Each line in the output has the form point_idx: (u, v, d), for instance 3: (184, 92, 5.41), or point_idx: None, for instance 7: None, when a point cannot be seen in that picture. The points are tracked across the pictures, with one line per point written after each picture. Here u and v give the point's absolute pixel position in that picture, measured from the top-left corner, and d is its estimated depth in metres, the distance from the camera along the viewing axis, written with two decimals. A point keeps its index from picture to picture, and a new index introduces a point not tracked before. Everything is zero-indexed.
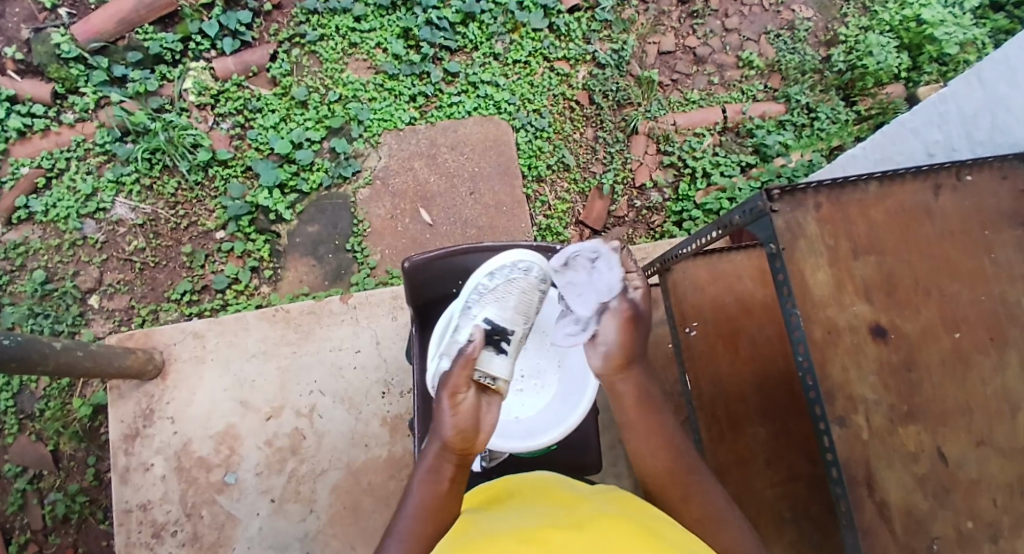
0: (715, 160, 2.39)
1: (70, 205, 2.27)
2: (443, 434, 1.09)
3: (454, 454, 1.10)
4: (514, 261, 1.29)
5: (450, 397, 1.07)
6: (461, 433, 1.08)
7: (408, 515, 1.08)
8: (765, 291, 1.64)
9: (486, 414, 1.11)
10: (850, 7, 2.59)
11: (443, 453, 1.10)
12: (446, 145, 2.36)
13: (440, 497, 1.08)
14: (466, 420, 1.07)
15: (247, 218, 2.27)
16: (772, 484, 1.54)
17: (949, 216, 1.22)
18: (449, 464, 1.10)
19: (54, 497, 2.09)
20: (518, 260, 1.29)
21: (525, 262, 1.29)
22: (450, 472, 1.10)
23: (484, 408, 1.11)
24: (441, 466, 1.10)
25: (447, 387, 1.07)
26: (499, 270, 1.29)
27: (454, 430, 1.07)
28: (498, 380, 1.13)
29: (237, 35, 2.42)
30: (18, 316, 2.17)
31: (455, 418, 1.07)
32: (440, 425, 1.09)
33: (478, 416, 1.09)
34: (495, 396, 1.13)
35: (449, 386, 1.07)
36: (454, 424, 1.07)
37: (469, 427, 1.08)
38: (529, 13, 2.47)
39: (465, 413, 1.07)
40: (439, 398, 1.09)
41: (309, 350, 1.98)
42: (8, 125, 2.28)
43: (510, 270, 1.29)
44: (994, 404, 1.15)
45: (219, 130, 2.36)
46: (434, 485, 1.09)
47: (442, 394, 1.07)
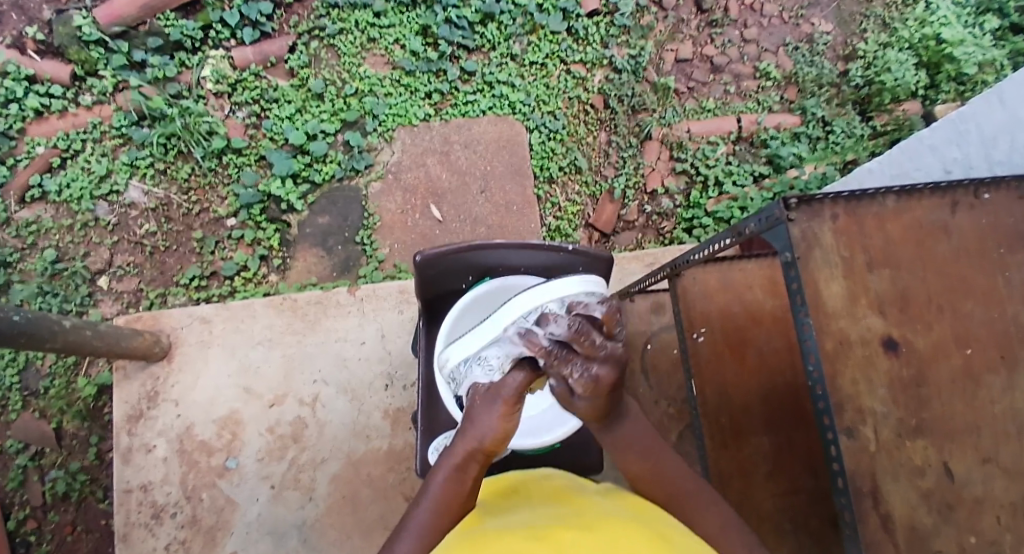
0: (728, 169, 2.39)
1: (84, 185, 2.27)
2: (481, 437, 1.05)
3: (484, 456, 1.07)
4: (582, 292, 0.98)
5: (503, 406, 1.02)
6: (498, 438, 1.06)
7: (425, 513, 1.07)
8: (776, 301, 1.63)
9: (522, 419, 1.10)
10: (870, 23, 2.59)
11: (473, 454, 1.07)
12: (460, 142, 2.36)
13: (461, 496, 1.08)
14: (510, 427, 1.05)
15: (258, 206, 2.28)
16: (774, 496, 1.53)
17: (966, 234, 1.22)
18: (476, 465, 1.08)
19: (54, 475, 2.09)
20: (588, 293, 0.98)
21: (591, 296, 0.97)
22: (474, 474, 1.08)
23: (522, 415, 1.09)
24: (467, 466, 1.08)
25: (503, 395, 1.02)
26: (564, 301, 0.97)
27: (497, 435, 1.05)
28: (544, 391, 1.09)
29: (258, 25, 2.43)
30: (27, 294, 2.17)
31: (500, 424, 1.04)
32: (479, 429, 1.06)
33: (519, 421, 1.06)
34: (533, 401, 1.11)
35: (504, 395, 1.02)
36: (497, 429, 1.05)
37: (508, 433, 1.06)
38: (549, 15, 2.48)
39: (512, 420, 1.05)
40: (487, 402, 1.04)
41: (315, 341, 1.98)
42: (26, 104, 2.29)
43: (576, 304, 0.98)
44: (1003, 423, 1.14)
45: (235, 118, 2.37)
46: (457, 483, 1.08)
47: (497, 402, 1.03)
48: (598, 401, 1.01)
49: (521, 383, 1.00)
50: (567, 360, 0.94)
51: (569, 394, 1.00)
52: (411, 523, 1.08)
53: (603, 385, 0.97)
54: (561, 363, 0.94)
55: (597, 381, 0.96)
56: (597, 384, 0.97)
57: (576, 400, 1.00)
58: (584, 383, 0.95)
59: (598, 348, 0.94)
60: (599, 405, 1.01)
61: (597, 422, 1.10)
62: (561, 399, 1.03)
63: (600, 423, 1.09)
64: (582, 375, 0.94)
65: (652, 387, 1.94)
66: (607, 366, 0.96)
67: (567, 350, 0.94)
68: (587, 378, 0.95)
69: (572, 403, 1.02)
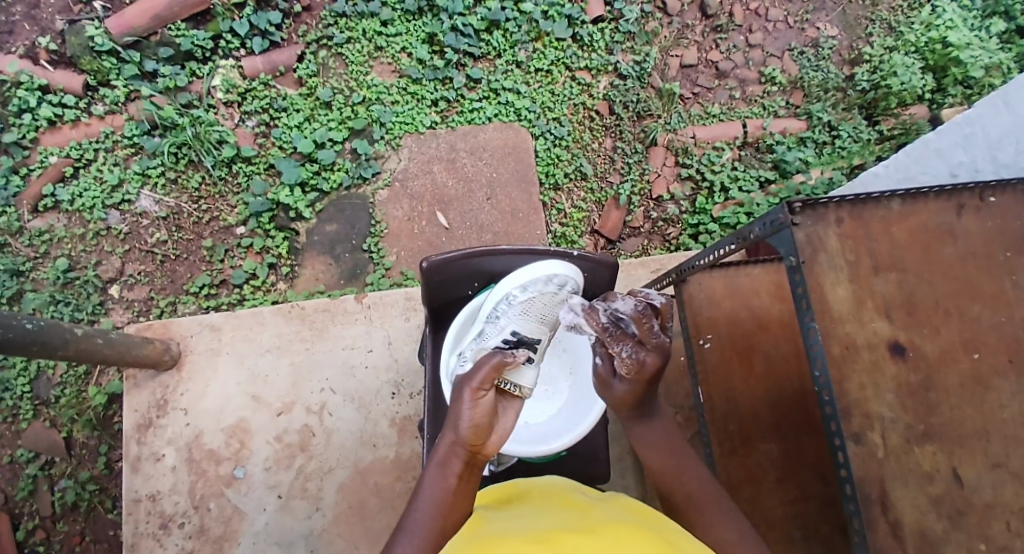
0: (734, 175, 2.39)
1: (96, 195, 2.30)
2: (458, 429, 1.10)
3: (466, 451, 1.11)
4: (548, 275, 1.27)
5: (470, 393, 1.08)
6: (475, 429, 1.10)
7: (420, 511, 1.08)
8: (783, 306, 1.64)
9: (501, 418, 1.14)
10: (876, 26, 2.59)
11: (455, 449, 1.12)
12: (466, 149, 2.38)
13: (449, 493, 1.09)
14: (483, 418, 1.10)
15: (267, 215, 2.30)
16: (783, 503, 1.53)
17: (973, 237, 1.22)
18: (459, 462, 1.11)
19: (65, 483, 2.11)
20: (554, 276, 1.27)
21: (555, 277, 1.27)
22: (458, 469, 1.11)
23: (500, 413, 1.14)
24: (450, 462, 1.11)
25: (469, 383, 1.09)
26: (533, 282, 1.28)
27: (472, 425, 1.09)
28: (521, 387, 1.15)
29: (267, 35, 2.46)
30: (39, 303, 2.20)
31: (474, 413, 1.09)
32: (457, 422, 1.10)
33: (493, 414, 1.11)
34: (516, 400, 1.16)
35: (472, 382, 1.09)
36: (473, 420, 1.09)
37: (485, 425, 1.10)
38: (554, 22, 2.49)
39: (483, 409, 1.09)
40: (458, 392, 1.11)
41: (323, 347, 1.99)
42: (38, 114, 2.32)
43: (545, 285, 1.28)
44: (1012, 428, 1.14)
45: (244, 127, 2.40)
46: (443, 480, 1.10)
47: (464, 389, 1.09)
48: (637, 386, 1.15)
49: (490, 368, 1.09)
50: (621, 339, 1.11)
51: (610, 376, 1.17)
52: (408, 525, 1.08)
53: (645, 371, 1.12)
54: (614, 340, 1.11)
55: (640, 366, 1.11)
56: (641, 368, 1.11)
57: (617, 382, 1.16)
58: (628, 362, 1.11)
59: (653, 334, 1.09)
60: (636, 391, 1.15)
61: (631, 413, 1.21)
62: (603, 380, 1.19)
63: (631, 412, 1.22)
64: (628, 355, 1.11)
65: (660, 393, 1.93)
66: (652, 354, 1.10)
67: (620, 331, 1.11)
68: (633, 359, 1.11)
69: (609, 385, 1.17)
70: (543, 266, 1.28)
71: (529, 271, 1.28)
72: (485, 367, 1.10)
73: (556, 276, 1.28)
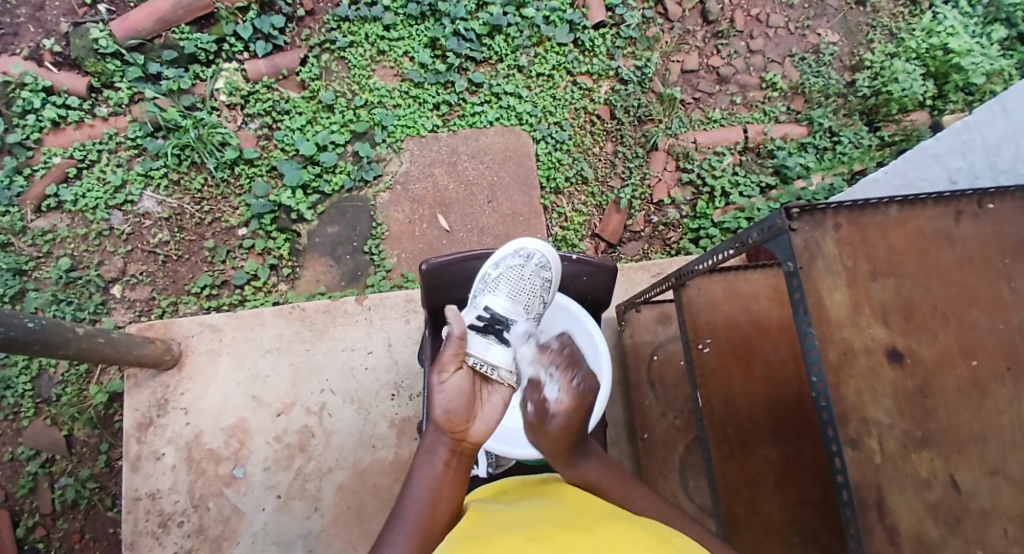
0: (735, 180, 2.40)
1: (99, 196, 2.32)
2: (435, 415, 1.15)
3: (449, 438, 1.15)
4: (517, 249, 1.39)
5: (439, 372, 1.15)
6: (452, 416, 1.14)
7: (412, 497, 1.10)
8: (781, 311, 1.65)
9: (481, 403, 1.18)
10: (877, 33, 2.60)
11: (439, 436, 1.16)
12: (467, 153, 2.39)
13: (437, 479, 1.12)
14: (456, 402, 1.15)
15: (269, 216, 2.31)
16: (782, 507, 1.53)
17: (970, 244, 1.22)
18: (444, 449, 1.15)
19: (64, 482, 2.12)
20: (521, 248, 1.39)
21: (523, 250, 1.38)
22: (444, 455, 1.14)
23: (478, 397, 1.18)
24: (436, 450, 1.15)
25: (440, 360, 1.16)
26: (504, 259, 1.39)
27: (444, 410, 1.14)
28: (498, 369, 1.21)
29: (270, 38, 2.47)
30: (41, 302, 2.21)
31: (445, 396, 1.14)
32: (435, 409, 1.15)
33: (467, 399, 1.15)
34: (498, 385, 1.21)
35: (438, 363, 1.16)
36: (445, 404, 1.14)
37: (461, 412, 1.15)
38: (555, 28, 2.50)
39: (455, 392, 1.15)
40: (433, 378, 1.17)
41: (323, 348, 2.00)
42: (43, 115, 2.34)
43: (514, 258, 1.38)
44: (1010, 434, 1.14)
45: (248, 129, 2.40)
46: (430, 466, 1.14)
47: (432, 371, 1.16)
48: (573, 416, 1.16)
49: (456, 345, 1.16)
50: (568, 368, 1.18)
51: (543, 412, 1.17)
52: (401, 511, 1.09)
53: (585, 402, 1.17)
54: (570, 366, 1.18)
55: (581, 397, 1.17)
56: (580, 399, 1.17)
57: (554, 412, 1.15)
58: (574, 391, 1.16)
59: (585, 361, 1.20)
60: (571, 420, 1.16)
61: (562, 457, 1.17)
62: (535, 420, 1.18)
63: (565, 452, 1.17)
64: (575, 383, 1.17)
65: (660, 397, 1.94)
66: (589, 384, 1.18)
67: (574, 359, 1.19)
68: (581, 385, 1.17)
69: (544, 421, 1.16)
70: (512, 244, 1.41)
71: (500, 250, 1.40)
72: (451, 343, 1.17)
73: (524, 249, 1.39)
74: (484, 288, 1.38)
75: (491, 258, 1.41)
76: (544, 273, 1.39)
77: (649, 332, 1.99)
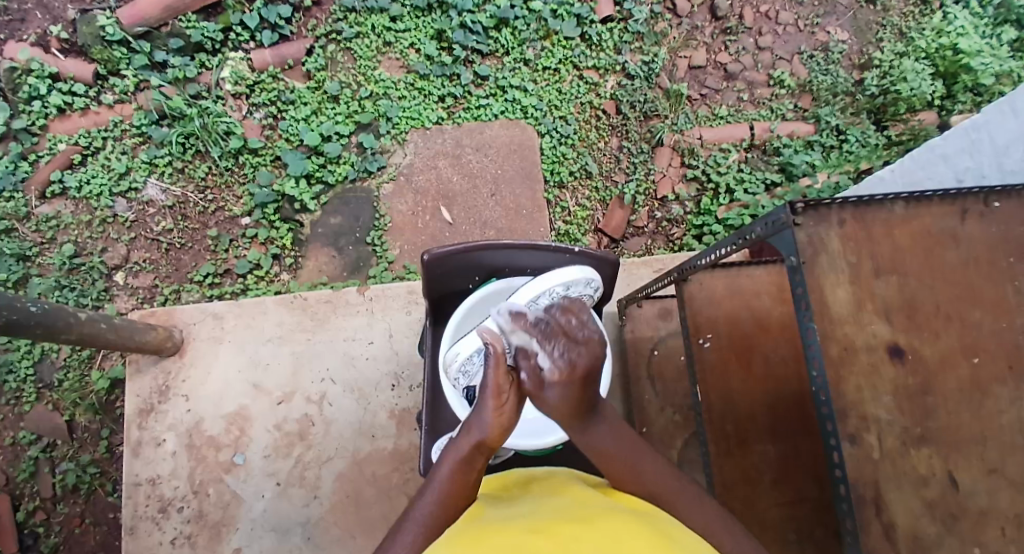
0: (740, 177, 2.39)
1: (104, 183, 2.32)
2: (482, 428, 1.08)
3: (489, 451, 1.09)
4: (589, 278, 1.30)
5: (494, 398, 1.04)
6: (500, 433, 1.07)
7: (431, 499, 1.06)
8: (783, 309, 1.63)
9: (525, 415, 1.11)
10: (886, 32, 2.58)
11: (478, 446, 1.09)
12: (471, 146, 2.38)
13: (467, 489, 1.07)
14: (506, 422, 1.07)
15: (273, 206, 2.31)
16: (778, 505, 1.52)
17: (975, 243, 1.21)
18: (482, 458, 1.09)
19: (65, 466, 2.12)
20: (592, 280, 1.31)
21: (591, 280, 1.32)
22: (481, 465, 1.09)
23: (528, 410, 1.10)
24: (474, 458, 1.08)
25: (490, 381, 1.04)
26: (577, 283, 1.27)
27: (496, 427, 1.06)
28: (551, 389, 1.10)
29: (277, 28, 2.47)
30: (45, 287, 2.21)
31: (500, 416, 1.06)
32: (479, 420, 1.08)
33: (519, 417, 1.08)
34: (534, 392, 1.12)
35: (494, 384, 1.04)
36: (494, 422, 1.07)
37: (509, 426, 1.08)
38: (562, 21, 2.49)
39: (507, 415, 1.06)
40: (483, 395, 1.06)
41: (324, 338, 2.00)
42: (49, 101, 2.34)
43: (584, 287, 1.30)
44: (1010, 434, 1.13)
45: (253, 119, 2.40)
46: (463, 475, 1.08)
47: (487, 392, 1.04)
48: (572, 390, 0.99)
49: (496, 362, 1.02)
50: (551, 338, 0.97)
51: (540, 387, 1.01)
52: (417, 513, 1.05)
53: (580, 374, 0.97)
54: (546, 339, 0.96)
55: (574, 366, 0.96)
56: (573, 371, 0.97)
57: (548, 389, 1.00)
58: (561, 364, 0.96)
59: (577, 328, 0.96)
60: (571, 397, 1.01)
61: (576, 423, 1.09)
62: (532, 389, 1.02)
63: (577, 420, 1.08)
64: (560, 356, 0.96)
65: (659, 393, 1.94)
66: (586, 350, 0.96)
67: (550, 329, 0.97)
68: (565, 361, 0.96)
69: (542, 398, 1.02)
70: (582, 268, 1.29)
71: (572, 268, 1.25)
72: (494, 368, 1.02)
73: (591, 280, 1.32)
74: (551, 302, 1.21)
75: (562, 273, 1.24)
76: (587, 303, 1.37)
77: (649, 327, 1.98)
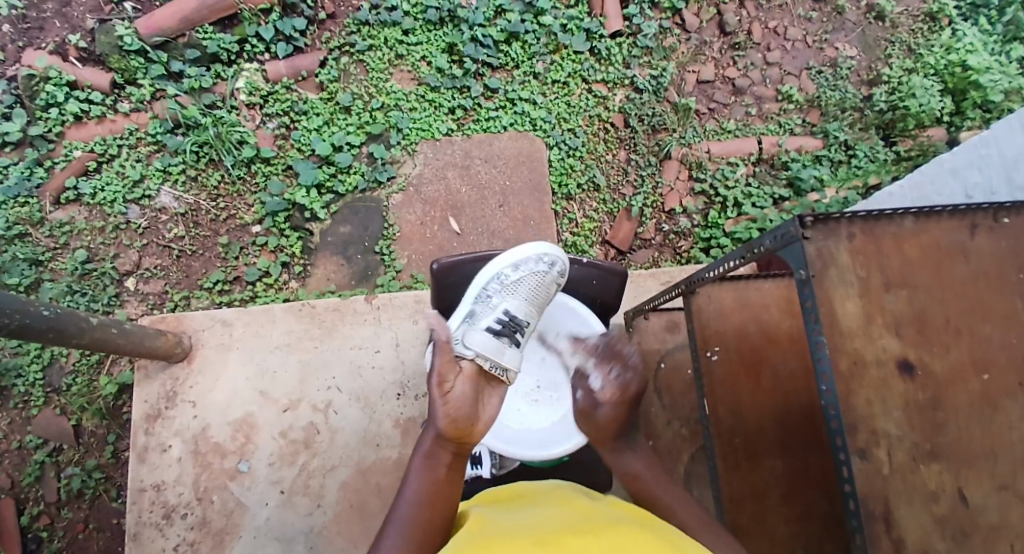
0: (748, 191, 2.39)
1: (117, 189, 2.35)
2: (436, 424, 1.16)
3: (451, 443, 1.17)
4: (541, 254, 1.39)
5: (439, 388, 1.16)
6: (455, 423, 1.16)
7: (408, 498, 1.15)
8: (793, 322, 1.62)
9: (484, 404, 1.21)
10: (895, 48, 2.59)
11: (440, 442, 1.18)
12: (481, 157, 2.40)
13: (437, 483, 1.15)
14: (458, 411, 1.16)
15: (283, 214, 2.33)
16: (787, 520, 1.51)
17: (986, 258, 1.21)
18: (446, 453, 1.18)
19: (71, 471, 2.13)
20: (545, 254, 1.39)
21: (547, 255, 1.38)
22: (446, 460, 1.18)
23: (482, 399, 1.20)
24: (438, 454, 1.18)
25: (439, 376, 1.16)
26: (524, 261, 1.38)
27: (447, 420, 1.15)
28: (508, 371, 1.26)
29: (291, 40, 2.50)
30: (56, 292, 2.23)
31: (449, 407, 1.16)
32: (435, 415, 1.17)
33: (471, 405, 1.17)
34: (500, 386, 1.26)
35: (439, 372, 1.16)
36: (445, 411, 1.15)
37: (465, 416, 1.16)
38: (572, 36, 2.51)
39: (456, 403, 1.16)
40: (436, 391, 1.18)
41: (332, 346, 2.01)
42: (65, 109, 2.38)
43: (536, 263, 1.38)
44: (1021, 451, 1.12)
45: (265, 129, 2.43)
46: (431, 471, 1.17)
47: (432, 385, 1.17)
48: (618, 410, 1.22)
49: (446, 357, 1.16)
50: (608, 362, 1.24)
51: (591, 407, 1.23)
52: (397, 515, 1.13)
53: (627, 395, 1.21)
54: (603, 362, 1.24)
55: (625, 388, 1.21)
56: (623, 392, 1.21)
57: (599, 408, 1.22)
58: (614, 383, 1.21)
59: (628, 356, 1.24)
60: (618, 414, 1.22)
61: (608, 440, 1.26)
62: (586, 407, 1.24)
63: (611, 439, 1.26)
64: (615, 376, 1.22)
65: (666, 406, 1.93)
66: (634, 376, 1.22)
67: (608, 352, 1.25)
68: (616, 382, 1.21)
69: (593, 415, 1.24)
70: (534, 246, 1.39)
71: (517, 250, 1.38)
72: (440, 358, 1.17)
73: (547, 255, 1.39)
74: (500, 287, 1.37)
75: (508, 256, 1.38)
76: (560, 279, 1.42)
77: (656, 340, 1.97)
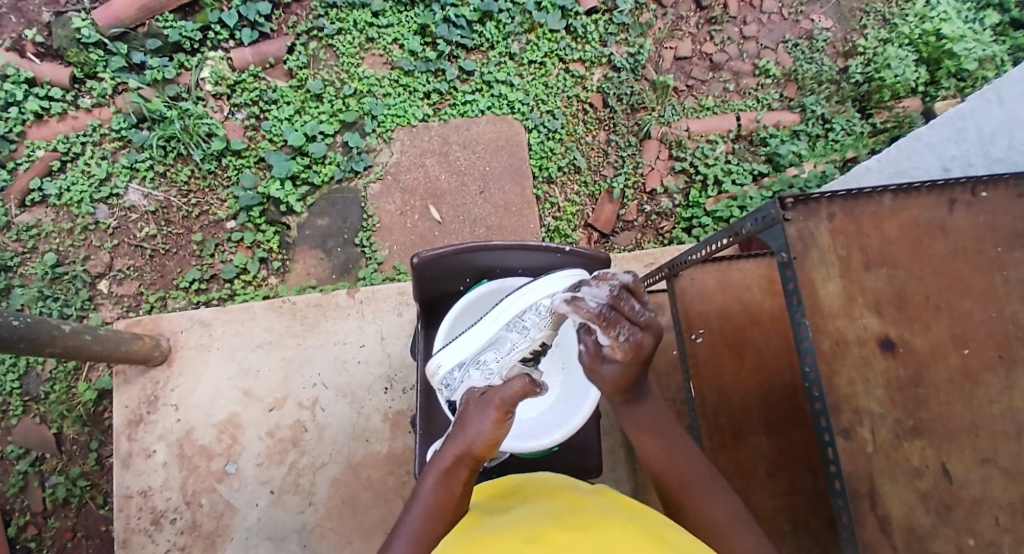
0: (727, 168, 2.39)
1: (84, 189, 2.28)
2: (472, 441, 1.11)
3: (473, 460, 1.12)
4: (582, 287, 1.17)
5: (499, 413, 1.09)
6: (489, 444, 1.11)
7: (418, 516, 1.08)
8: (774, 301, 1.63)
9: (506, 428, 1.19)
10: (870, 18, 2.58)
11: (464, 458, 1.11)
12: (458, 142, 2.36)
13: (453, 499, 1.09)
14: (500, 435, 1.12)
15: (258, 208, 2.28)
16: (773, 496, 1.53)
17: (963, 234, 1.22)
18: (466, 470, 1.11)
19: (55, 479, 2.10)
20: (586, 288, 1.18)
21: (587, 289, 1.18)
22: (465, 476, 1.11)
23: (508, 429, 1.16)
24: (457, 470, 1.11)
25: (497, 402, 1.10)
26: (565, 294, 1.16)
27: (489, 442, 1.10)
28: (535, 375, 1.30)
29: (256, 26, 2.43)
30: (28, 298, 2.18)
31: (492, 430, 1.10)
32: (471, 433, 1.11)
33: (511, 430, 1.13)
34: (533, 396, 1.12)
35: (499, 399, 1.09)
36: (488, 434, 1.10)
37: (498, 439, 1.12)
38: (547, 14, 2.47)
39: (499, 430, 1.11)
40: (482, 408, 1.11)
41: (315, 342, 1.99)
42: (25, 107, 2.29)
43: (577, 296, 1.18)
44: (1002, 424, 1.14)
45: (234, 120, 2.37)
46: (448, 486, 1.10)
47: (489, 407, 1.10)
48: (630, 367, 1.11)
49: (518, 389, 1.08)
50: (615, 322, 1.04)
51: (598, 361, 1.12)
52: (403, 529, 1.08)
53: (641, 352, 1.08)
54: (611, 326, 1.03)
55: (638, 346, 1.06)
56: (639, 349, 1.07)
57: (608, 364, 1.11)
58: (626, 347, 1.05)
59: (638, 315, 1.04)
60: (627, 372, 1.12)
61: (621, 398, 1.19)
62: (590, 363, 1.14)
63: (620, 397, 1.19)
64: (625, 339, 1.05)
65: (653, 387, 1.94)
66: (648, 333, 1.06)
67: (613, 314, 1.03)
68: (631, 343, 1.05)
69: (600, 370, 1.14)
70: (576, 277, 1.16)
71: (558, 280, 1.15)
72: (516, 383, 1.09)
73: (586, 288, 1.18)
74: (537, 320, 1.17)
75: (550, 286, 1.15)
76: None
77: None
